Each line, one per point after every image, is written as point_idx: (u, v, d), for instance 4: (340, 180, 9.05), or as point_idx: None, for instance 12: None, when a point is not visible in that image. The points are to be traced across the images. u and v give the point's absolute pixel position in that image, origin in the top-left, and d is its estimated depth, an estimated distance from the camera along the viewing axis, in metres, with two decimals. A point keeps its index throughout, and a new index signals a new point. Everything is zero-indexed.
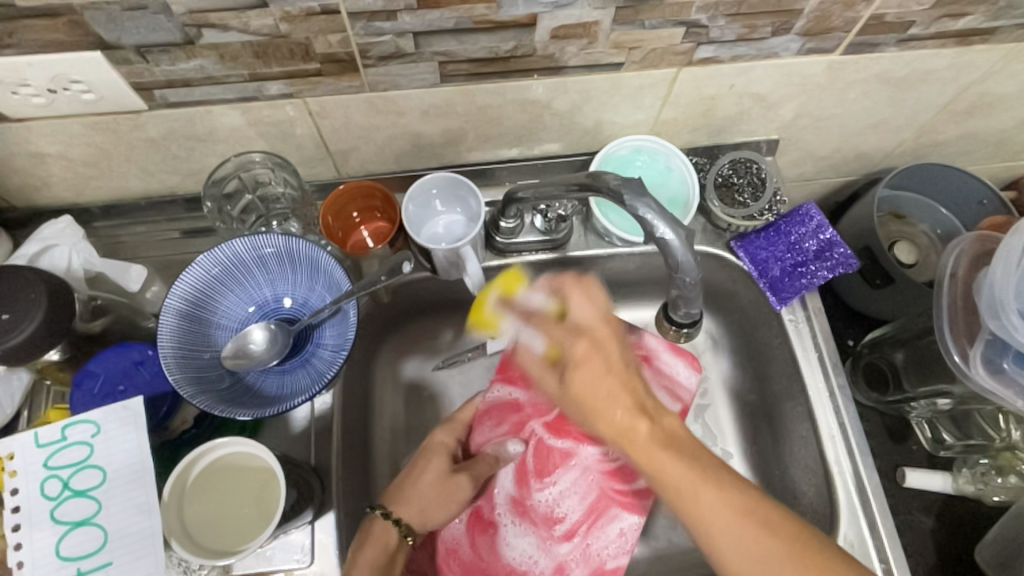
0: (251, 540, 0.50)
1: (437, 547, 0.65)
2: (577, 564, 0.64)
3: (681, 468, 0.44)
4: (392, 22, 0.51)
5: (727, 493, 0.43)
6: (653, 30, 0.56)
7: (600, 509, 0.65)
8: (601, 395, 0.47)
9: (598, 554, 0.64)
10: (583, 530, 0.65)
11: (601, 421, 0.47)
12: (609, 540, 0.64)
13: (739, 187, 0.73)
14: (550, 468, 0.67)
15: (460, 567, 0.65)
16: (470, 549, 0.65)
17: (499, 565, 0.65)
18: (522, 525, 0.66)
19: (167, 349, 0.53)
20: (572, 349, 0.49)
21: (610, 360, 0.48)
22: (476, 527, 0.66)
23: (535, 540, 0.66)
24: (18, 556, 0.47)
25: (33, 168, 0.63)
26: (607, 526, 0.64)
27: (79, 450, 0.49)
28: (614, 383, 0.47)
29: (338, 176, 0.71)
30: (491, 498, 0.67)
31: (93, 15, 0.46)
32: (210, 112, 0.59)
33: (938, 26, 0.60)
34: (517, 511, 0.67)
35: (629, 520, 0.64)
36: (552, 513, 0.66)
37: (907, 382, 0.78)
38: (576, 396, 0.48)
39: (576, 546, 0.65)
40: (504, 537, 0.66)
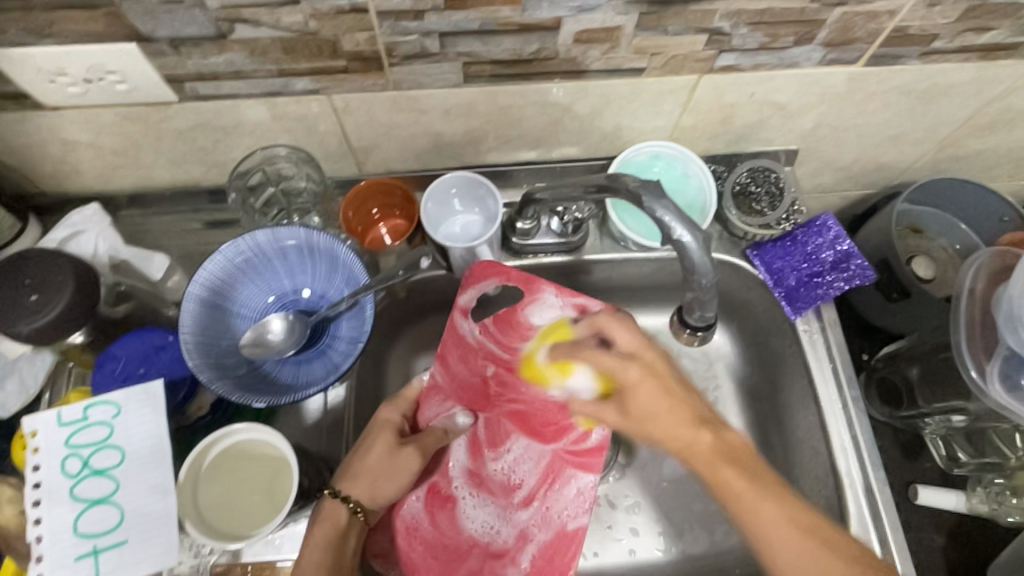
0: (260, 528, 0.50)
1: (396, 526, 0.63)
2: (540, 528, 0.63)
3: (743, 483, 0.48)
4: (419, 22, 0.52)
5: (790, 513, 0.46)
6: (675, 36, 0.56)
7: (557, 471, 0.64)
8: (660, 412, 0.51)
9: (559, 517, 0.62)
10: (545, 495, 0.64)
11: (664, 436, 0.51)
12: (569, 501, 0.62)
13: (757, 196, 0.73)
14: (501, 437, 0.67)
15: (416, 546, 0.63)
16: (430, 525, 0.64)
17: (462, 539, 0.64)
18: (478, 495, 0.66)
19: (187, 335, 0.54)
20: (625, 373, 0.52)
21: (666, 385, 0.51)
22: (432, 504, 0.65)
23: (495, 507, 0.65)
24: (38, 531, 0.47)
25: (65, 156, 0.65)
26: (565, 489, 0.63)
27: (99, 429, 0.50)
28: (668, 406, 0.51)
29: (358, 172, 0.72)
30: (448, 476, 0.67)
31: (131, 8, 0.48)
32: (237, 105, 0.60)
33: (962, 40, 0.60)
34: (473, 483, 0.67)
35: (586, 479, 0.62)
36: (510, 480, 0.66)
37: (921, 398, 0.78)
38: (635, 411, 0.52)
39: (535, 510, 0.64)
40: (462, 510, 0.65)
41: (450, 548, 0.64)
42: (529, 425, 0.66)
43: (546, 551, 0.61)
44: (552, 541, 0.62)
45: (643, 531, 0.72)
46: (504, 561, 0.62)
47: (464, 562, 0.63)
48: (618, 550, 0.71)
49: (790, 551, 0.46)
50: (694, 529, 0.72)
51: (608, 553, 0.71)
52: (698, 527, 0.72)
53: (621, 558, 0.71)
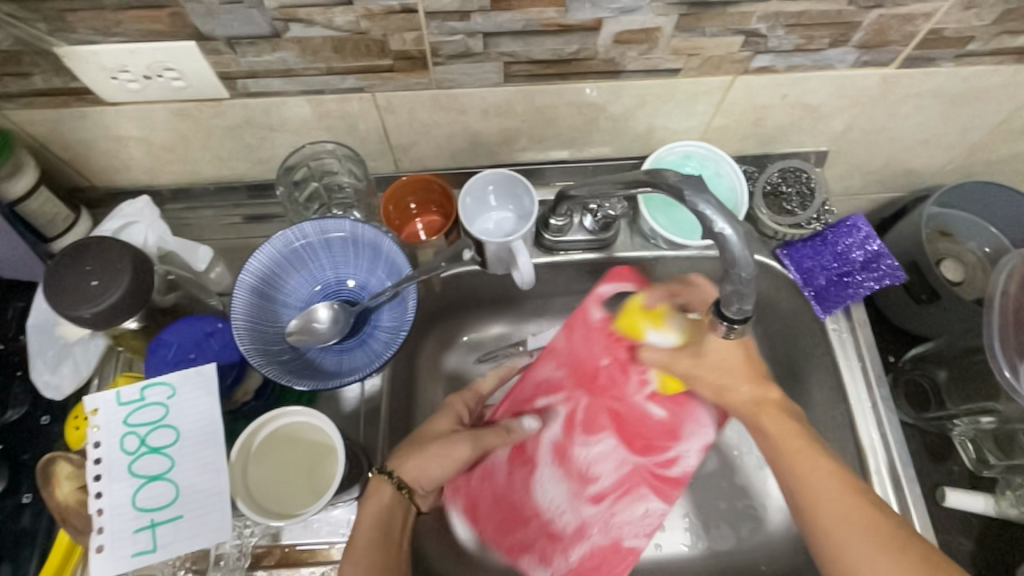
0: (307, 508, 0.52)
1: (475, 467, 0.70)
2: (598, 530, 0.68)
3: (786, 433, 0.58)
4: (465, 22, 0.54)
5: (837, 469, 0.54)
6: (712, 38, 0.58)
7: (635, 486, 0.70)
8: (735, 360, 0.61)
9: (620, 527, 0.69)
10: (615, 505, 0.70)
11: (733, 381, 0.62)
12: (635, 518, 0.69)
13: (788, 195, 0.73)
14: (595, 427, 0.73)
15: (487, 490, 0.70)
16: (505, 479, 0.70)
17: (527, 504, 0.70)
18: (555, 469, 0.71)
19: (239, 321, 0.56)
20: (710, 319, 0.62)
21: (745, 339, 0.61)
22: (515, 462, 0.71)
23: (566, 488, 0.70)
24: (99, 504, 0.50)
25: (118, 150, 0.67)
26: (635, 507, 0.69)
27: (155, 410, 0.53)
28: (743, 358, 0.61)
29: (395, 170, 0.74)
30: (537, 442, 0.72)
31: (193, 8, 0.50)
32: (284, 103, 0.62)
33: (997, 43, 0.60)
34: (557, 458, 0.71)
35: (656, 505, 0.69)
36: (587, 472, 0.71)
37: (950, 399, 0.80)
38: (713, 356, 0.61)
39: (602, 509, 0.69)
40: (536, 479, 0.71)
41: (515, 508, 0.70)
42: (624, 433, 0.72)
43: (595, 553, 0.67)
44: (603, 547, 0.68)
45: (670, 526, 0.73)
46: (556, 543, 0.68)
47: (523, 527, 0.69)
48: (645, 545, 0.72)
49: (819, 489, 0.53)
50: (720, 524, 0.73)
51: None
52: (724, 523, 0.73)
53: (648, 552, 0.71)
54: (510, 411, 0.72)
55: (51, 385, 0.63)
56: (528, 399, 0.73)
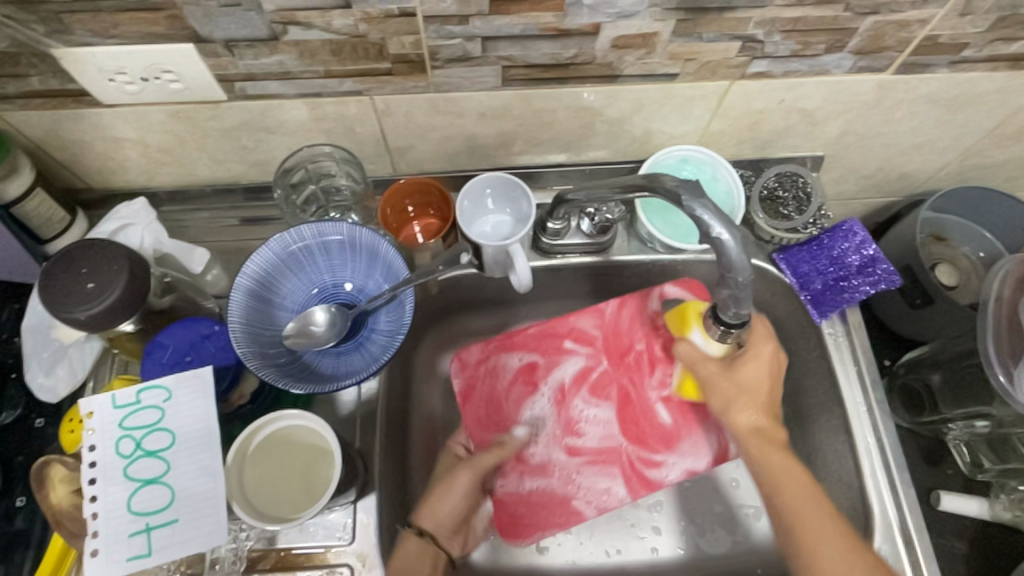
0: (305, 511, 0.52)
1: (489, 365, 0.74)
2: (558, 477, 0.71)
3: (789, 466, 0.57)
4: (463, 26, 0.54)
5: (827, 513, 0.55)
6: (709, 43, 0.58)
7: (611, 462, 0.72)
8: (759, 385, 0.60)
9: (576, 488, 0.71)
10: (584, 467, 0.72)
11: (744, 405, 0.60)
12: (595, 488, 0.70)
13: (784, 200, 0.73)
14: (602, 392, 0.74)
15: (490, 386, 0.73)
16: (506, 386, 0.73)
17: (511, 417, 0.73)
18: (551, 405, 0.73)
19: (235, 323, 0.56)
20: (757, 346, 0.60)
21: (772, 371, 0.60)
22: (524, 378, 0.74)
23: (552, 425, 0.73)
24: (93, 508, 0.50)
25: (114, 152, 0.67)
26: (601, 479, 0.71)
27: (151, 413, 0.53)
28: (762, 387, 0.60)
29: (392, 173, 0.74)
30: (551, 372, 0.74)
31: (192, 10, 0.50)
32: (281, 105, 0.62)
33: (991, 50, 0.61)
34: (556, 398, 0.74)
35: (619, 489, 0.70)
36: (575, 426, 0.73)
37: (944, 404, 0.79)
38: (744, 377, 0.60)
39: (571, 461, 0.72)
40: (533, 401, 0.73)
41: (501, 415, 0.72)
42: (623, 414, 0.73)
43: (546, 494, 0.71)
44: (549, 493, 0.71)
45: (666, 530, 0.73)
46: (523, 467, 0.71)
47: (501, 434, 0.72)
48: (641, 548, 0.72)
49: (816, 529, 0.54)
50: (715, 528, 0.73)
51: (631, 550, 0.71)
52: (719, 526, 0.73)
53: (643, 555, 0.71)
54: (536, 335, 0.74)
55: (45, 388, 0.62)
56: (553, 334, 0.74)
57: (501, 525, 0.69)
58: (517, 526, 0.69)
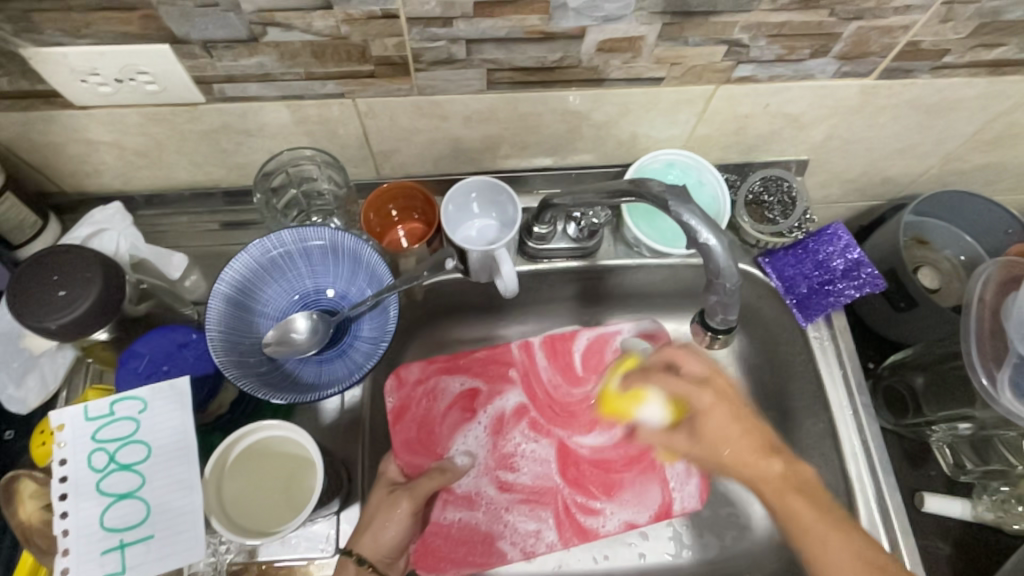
0: (287, 524, 0.51)
1: (427, 387, 0.73)
2: (486, 513, 0.71)
3: (814, 515, 0.51)
4: (447, 28, 0.53)
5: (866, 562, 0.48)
6: (694, 47, 0.58)
7: (543, 504, 0.72)
8: (734, 434, 0.55)
9: (501, 528, 0.70)
10: (514, 505, 0.71)
11: (733, 454, 0.55)
12: (523, 528, 0.70)
13: (769, 205, 0.73)
14: (543, 429, 0.75)
15: (425, 409, 0.72)
16: (443, 410, 0.73)
17: (444, 442, 0.72)
18: (487, 434, 0.74)
19: (213, 331, 0.55)
20: (699, 398, 0.56)
21: (735, 409, 0.56)
22: (463, 405, 0.74)
23: (484, 455, 0.73)
24: (65, 525, 0.48)
25: (89, 155, 0.65)
26: (530, 521, 0.71)
27: (125, 425, 0.51)
28: (740, 428, 0.55)
29: (376, 176, 0.73)
30: (491, 402, 0.75)
31: (167, 10, 0.49)
32: (262, 108, 0.61)
33: (972, 56, 0.61)
34: (493, 427, 0.74)
35: (550, 533, 0.70)
36: (510, 461, 0.73)
37: (927, 407, 0.79)
38: (708, 435, 0.56)
39: (502, 498, 0.72)
40: (468, 428, 0.74)
41: (433, 440, 0.71)
42: (565, 455, 0.74)
43: (468, 529, 0.70)
44: (473, 530, 0.70)
45: (653, 535, 0.72)
46: (448, 497, 0.71)
47: (430, 459, 0.70)
48: (629, 554, 0.71)
49: None
50: (703, 533, 0.72)
51: (619, 556, 0.71)
52: (707, 531, 0.72)
53: (631, 562, 0.71)
54: (482, 360, 0.76)
55: (15, 400, 0.60)
56: (501, 364, 0.76)
57: (420, 558, 0.68)
58: (435, 561, 0.68)
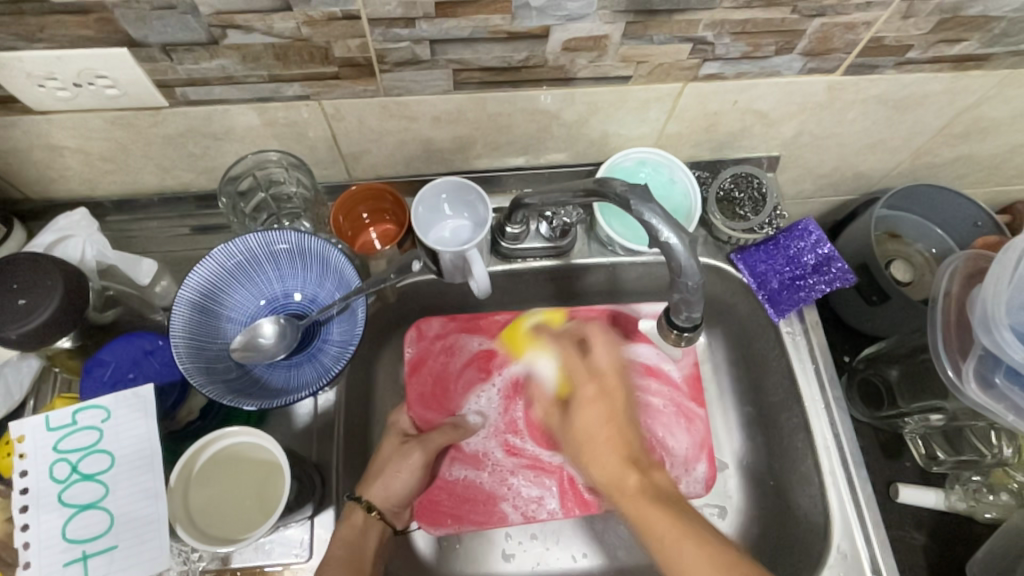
0: (255, 531, 0.51)
1: (445, 344, 0.74)
2: (491, 475, 0.70)
3: (667, 519, 0.49)
4: (410, 29, 0.53)
5: (716, 561, 0.46)
6: (660, 46, 0.58)
7: (549, 472, 0.70)
8: (598, 437, 0.55)
9: (505, 491, 0.69)
10: (519, 469, 0.71)
11: (597, 454, 0.55)
12: (525, 493, 0.69)
13: (740, 202, 0.74)
14: None
15: (442, 365, 0.73)
16: (460, 367, 0.73)
17: (457, 399, 0.72)
18: (501, 396, 0.73)
19: (178, 338, 0.55)
20: (583, 390, 0.58)
21: (612, 408, 0.56)
22: (479, 364, 0.74)
23: (496, 417, 0.72)
24: (25, 537, 0.48)
25: (52, 161, 0.64)
26: (534, 487, 0.70)
27: (88, 434, 0.51)
28: (604, 428, 0.55)
29: (348, 178, 0.72)
30: (507, 363, 0.74)
31: (123, 13, 0.48)
32: (227, 111, 0.60)
33: (935, 51, 0.62)
34: (507, 391, 0.73)
35: (551, 501, 0.69)
36: (520, 426, 0.72)
37: (901, 398, 0.80)
38: (580, 433, 0.57)
39: (508, 461, 0.71)
40: (482, 388, 0.73)
41: (447, 397, 0.72)
42: None
43: (474, 488, 0.69)
44: (478, 490, 0.69)
45: (631, 532, 0.71)
46: (456, 454, 0.71)
47: (442, 415, 0.71)
48: (606, 553, 0.70)
49: None
50: None
51: (598, 555, 0.70)
52: None
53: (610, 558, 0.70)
54: (501, 323, 0.75)
55: None
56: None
57: (421, 511, 0.68)
58: (436, 516, 0.68)
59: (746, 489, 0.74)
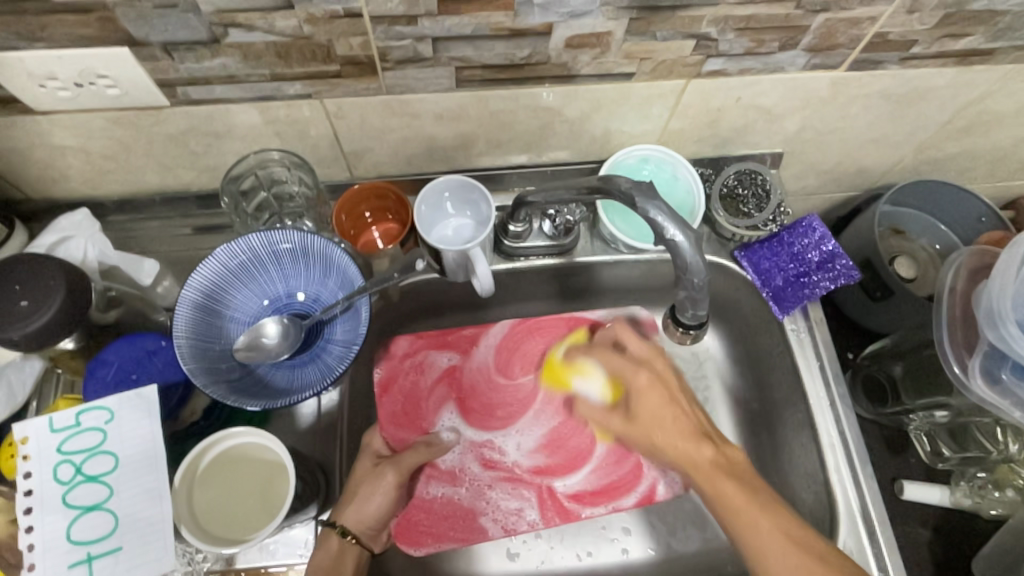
0: (261, 530, 0.51)
1: (413, 360, 0.73)
2: (470, 490, 0.70)
3: (739, 490, 0.54)
4: (413, 27, 0.53)
5: (784, 527, 0.52)
6: (663, 42, 0.57)
7: (527, 485, 0.71)
8: (663, 419, 0.58)
9: (484, 506, 0.70)
10: (497, 482, 0.71)
11: (664, 436, 0.58)
12: (505, 507, 0.70)
13: (744, 198, 0.73)
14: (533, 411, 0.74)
15: (411, 382, 0.72)
16: (429, 384, 0.73)
17: (428, 417, 0.71)
18: (474, 411, 0.73)
19: (181, 338, 0.54)
20: (634, 380, 0.60)
21: (669, 393, 0.59)
22: (448, 380, 0.73)
23: (470, 433, 0.72)
24: (29, 539, 0.48)
25: (53, 161, 0.64)
26: (513, 499, 0.70)
27: (92, 435, 0.50)
28: (668, 413, 0.58)
29: (350, 176, 0.72)
30: (478, 379, 0.74)
31: (125, 12, 0.48)
32: (229, 110, 0.60)
33: (939, 46, 0.61)
34: (480, 406, 0.73)
35: (531, 514, 0.70)
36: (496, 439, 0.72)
37: (906, 395, 0.79)
38: (644, 418, 0.60)
39: (485, 475, 0.71)
40: (454, 405, 0.73)
41: (419, 414, 0.71)
42: (552, 440, 0.73)
43: (452, 505, 0.69)
44: (457, 507, 0.69)
45: (635, 530, 0.71)
46: (433, 471, 0.71)
47: (415, 434, 0.70)
48: (612, 550, 0.70)
49: (776, 549, 0.51)
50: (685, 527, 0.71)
51: (603, 552, 0.70)
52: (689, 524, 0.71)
53: (614, 557, 0.70)
54: (470, 338, 0.75)
55: None
56: (489, 346, 0.75)
57: (400, 531, 0.68)
58: (415, 535, 0.68)
59: None
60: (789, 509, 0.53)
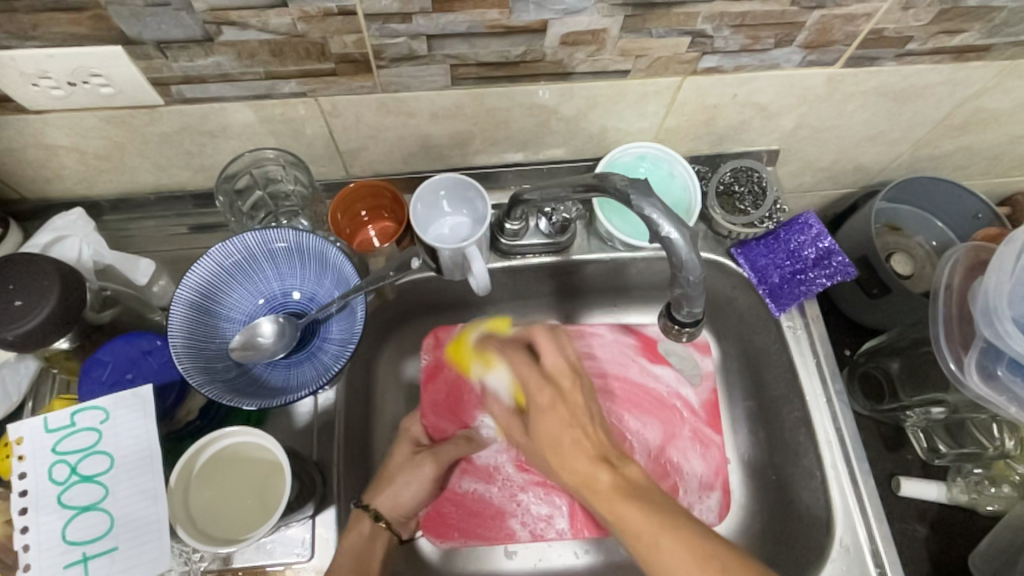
0: (257, 529, 0.51)
1: None
2: (502, 490, 0.70)
3: (642, 515, 0.49)
4: (407, 24, 0.52)
5: (692, 543, 0.47)
6: (659, 39, 0.57)
7: (560, 492, 0.71)
8: (564, 442, 0.54)
9: (514, 509, 0.70)
10: (530, 486, 0.71)
11: (568, 457, 0.54)
12: (533, 511, 0.70)
13: (740, 196, 0.74)
14: None
15: (458, 373, 0.74)
16: (476, 378, 0.74)
17: (469, 412, 0.72)
18: None
19: (176, 338, 0.54)
20: (536, 397, 0.56)
21: (573, 411, 0.55)
22: None
23: None
24: (25, 539, 0.48)
25: (47, 160, 0.64)
26: (544, 506, 0.70)
27: (87, 435, 0.50)
28: (570, 436, 0.54)
29: (346, 175, 0.72)
30: None
31: (117, 10, 0.48)
32: (223, 109, 0.60)
33: (935, 42, 0.61)
34: None
35: (561, 522, 0.70)
36: None
37: (902, 391, 0.81)
38: (542, 438, 0.55)
39: (518, 478, 0.71)
40: None
41: (462, 407, 0.72)
42: None
43: (482, 502, 0.70)
44: (485, 504, 0.70)
45: None
46: (467, 466, 0.71)
47: (455, 426, 0.72)
48: (613, 547, 0.70)
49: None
50: None
51: (602, 550, 0.70)
52: None
53: (612, 554, 0.70)
54: None
55: None
56: None
57: (426, 521, 0.69)
58: (441, 527, 0.69)
59: (749, 484, 0.75)
60: (701, 527, 0.48)
